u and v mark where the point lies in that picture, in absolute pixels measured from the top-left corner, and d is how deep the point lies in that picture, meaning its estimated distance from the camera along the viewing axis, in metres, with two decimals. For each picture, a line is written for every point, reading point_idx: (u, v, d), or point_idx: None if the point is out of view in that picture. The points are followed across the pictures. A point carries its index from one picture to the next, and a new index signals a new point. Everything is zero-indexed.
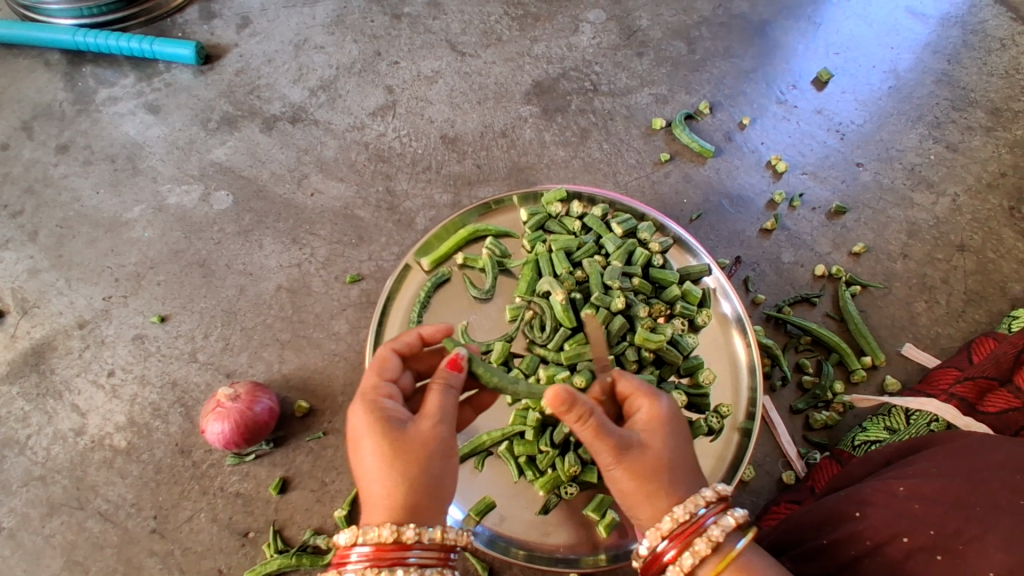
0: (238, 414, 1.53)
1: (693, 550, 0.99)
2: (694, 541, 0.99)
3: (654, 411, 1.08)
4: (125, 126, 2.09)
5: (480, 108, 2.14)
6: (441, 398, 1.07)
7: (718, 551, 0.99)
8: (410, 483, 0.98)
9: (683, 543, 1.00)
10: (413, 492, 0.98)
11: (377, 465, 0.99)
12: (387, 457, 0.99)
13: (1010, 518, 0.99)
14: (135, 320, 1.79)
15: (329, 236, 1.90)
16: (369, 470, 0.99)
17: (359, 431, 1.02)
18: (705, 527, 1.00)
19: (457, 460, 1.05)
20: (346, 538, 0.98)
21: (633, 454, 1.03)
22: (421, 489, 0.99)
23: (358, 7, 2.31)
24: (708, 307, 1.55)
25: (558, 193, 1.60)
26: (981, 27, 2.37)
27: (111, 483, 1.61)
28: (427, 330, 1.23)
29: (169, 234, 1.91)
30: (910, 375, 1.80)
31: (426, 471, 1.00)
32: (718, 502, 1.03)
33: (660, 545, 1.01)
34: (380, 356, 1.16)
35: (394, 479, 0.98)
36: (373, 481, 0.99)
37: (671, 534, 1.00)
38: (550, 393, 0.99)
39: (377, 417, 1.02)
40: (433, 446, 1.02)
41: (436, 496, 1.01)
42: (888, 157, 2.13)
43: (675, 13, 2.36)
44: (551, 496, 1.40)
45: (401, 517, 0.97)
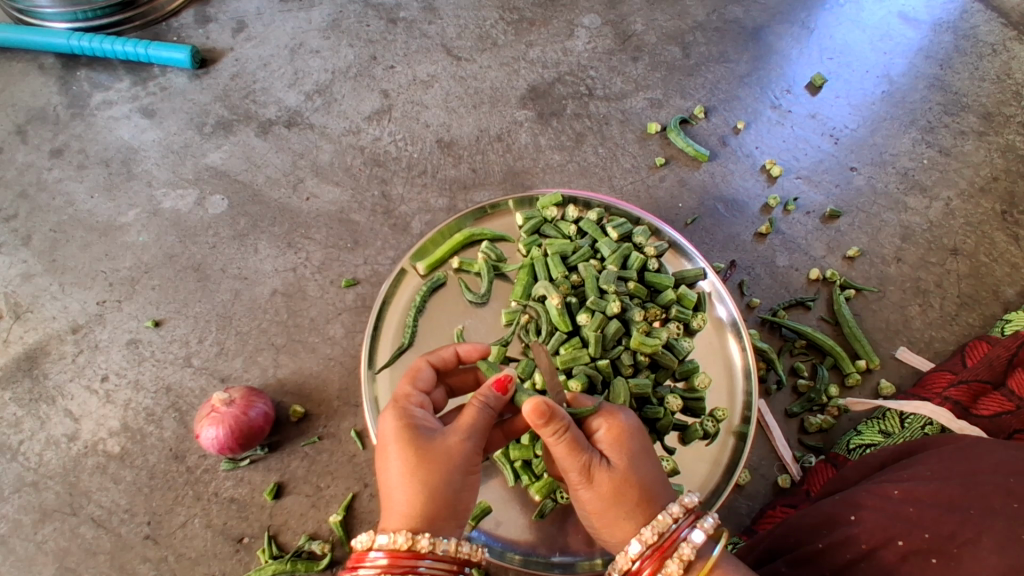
0: (233, 419, 1.52)
1: (666, 571, 0.99)
2: (668, 559, 0.99)
3: (616, 428, 1.08)
4: (119, 130, 2.08)
5: (475, 113, 2.15)
6: (477, 414, 1.06)
7: (692, 568, 0.99)
8: (428, 492, 0.98)
9: (657, 561, 1.00)
10: (431, 501, 0.97)
11: (400, 471, 0.99)
12: (411, 463, 0.99)
13: (1001, 520, 0.99)
14: (130, 325, 1.79)
15: (324, 240, 1.90)
16: (392, 477, 0.99)
17: (387, 437, 1.04)
18: (677, 545, 1.00)
19: (478, 477, 1.05)
20: (362, 542, 0.96)
21: (601, 475, 1.03)
22: (439, 499, 0.98)
23: (354, 12, 2.32)
24: (703, 311, 1.55)
25: (554, 197, 1.61)
26: (973, 32, 2.39)
27: (104, 489, 1.60)
28: (462, 349, 1.28)
29: (164, 238, 1.90)
30: (904, 379, 1.81)
31: (446, 482, 0.99)
32: (689, 513, 1.03)
33: (633, 565, 1.01)
34: (416, 367, 1.19)
35: (415, 486, 0.98)
36: (394, 488, 0.99)
37: (642, 555, 1.01)
38: (529, 407, 0.97)
39: (406, 425, 1.04)
40: (458, 459, 1.01)
41: (453, 510, 0.99)
42: (881, 162, 2.14)
43: (670, 19, 2.37)
44: (547, 501, 1.40)
45: (417, 525, 0.96)
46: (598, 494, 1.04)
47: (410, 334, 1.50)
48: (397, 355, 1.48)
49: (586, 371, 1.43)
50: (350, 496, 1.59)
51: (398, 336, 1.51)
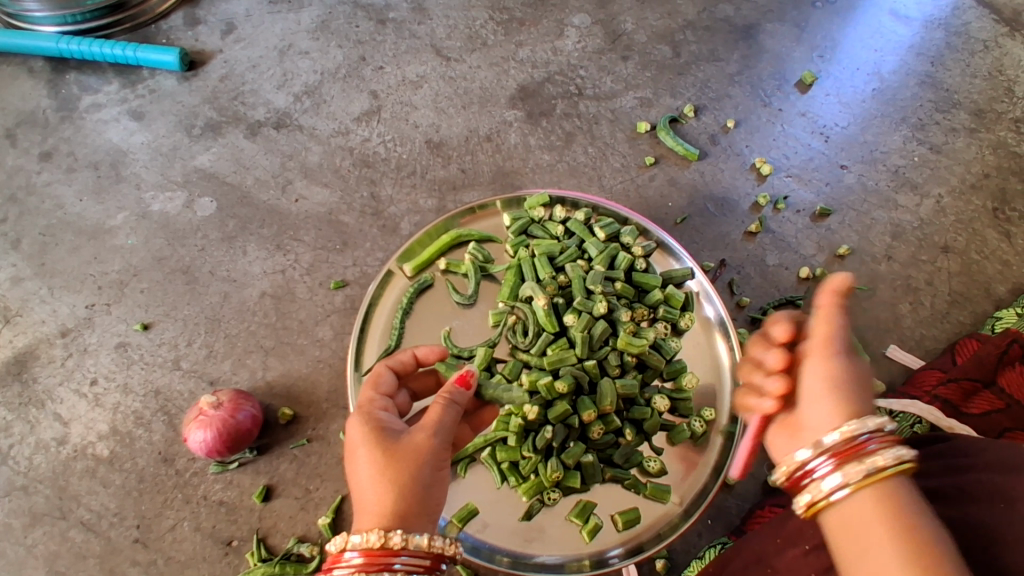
0: (220, 422, 1.52)
1: (852, 470, 0.88)
2: (854, 462, 0.88)
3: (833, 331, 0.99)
4: (109, 133, 2.08)
5: (465, 113, 2.15)
6: (443, 411, 1.07)
7: (875, 478, 0.87)
8: (400, 489, 0.98)
9: (841, 462, 0.89)
10: (401, 499, 0.98)
11: (369, 472, 0.99)
12: (379, 463, 0.99)
13: (984, 521, 0.94)
14: (119, 328, 1.79)
15: (313, 242, 1.90)
16: (362, 479, 1.00)
17: (355, 442, 1.05)
18: (868, 451, 0.88)
19: (447, 473, 1.05)
20: (335, 545, 0.96)
21: (841, 372, 0.94)
22: (409, 496, 0.98)
23: (343, 12, 2.31)
24: (691, 311, 1.55)
25: (541, 198, 1.61)
26: (964, 29, 2.39)
27: (93, 493, 1.60)
28: (420, 352, 1.32)
29: (153, 241, 1.90)
30: (895, 377, 1.80)
31: (415, 478, 1.00)
32: (885, 433, 0.90)
33: (809, 463, 0.92)
34: (377, 373, 1.22)
35: (384, 484, 0.98)
36: (365, 490, 0.99)
37: (828, 450, 0.90)
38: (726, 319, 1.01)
39: (373, 427, 1.05)
40: (426, 456, 1.02)
41: (424, 505, 1.00)
42: (872, 159, 2.14)
43: (660, 17, 2.37)
44: (534, 502, 1.40)
45: (390, 523, 0.95)
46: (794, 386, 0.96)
47: (397, 335, 1.50)
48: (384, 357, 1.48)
49: (574, 370, 1.42)
50: (339, 498, 1.59)
51: (385, 337, 1.51)
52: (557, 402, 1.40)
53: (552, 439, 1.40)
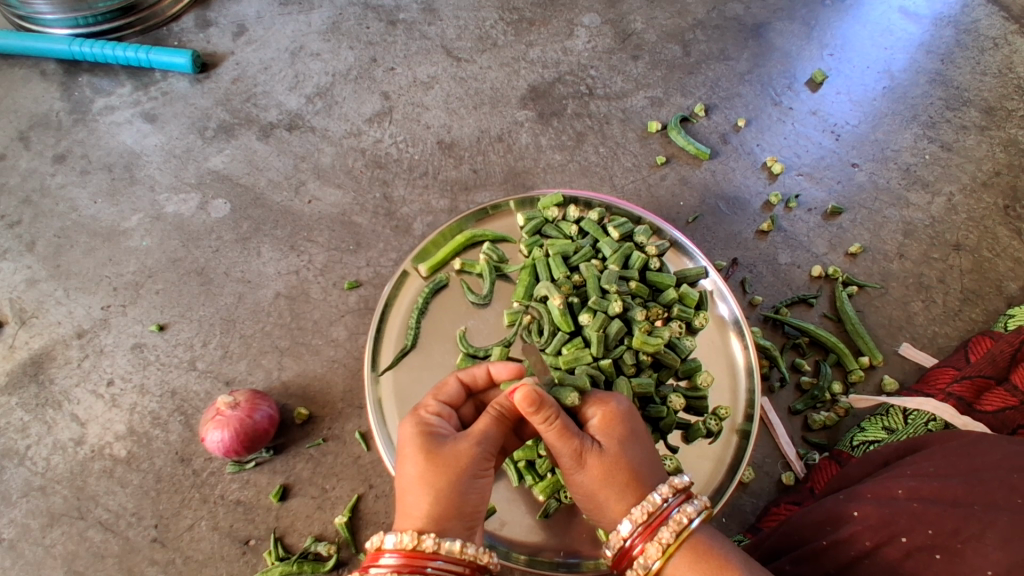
0: (238, 422, 1.53)
1: (658, 540, 0.99)
2: (659, 531, 1.00)
3: (609, 414, 1.10)
4: (122, 135, 2.09)
5: (476, 113, 2.15)
6: (489, 424, 1.08)
7: (677, 542, 0.99)
8: (441, 496, 0.99)
9: (645, 538, 1.00)
10: (441, 505, 0.98)
11: (413, 474, 1.01)
12: (423, 468, 1.01)
13: (1005, 516, 0.99)
14: (135, 329, 1.80)
15: (327, 243, 1.91)
16: (406, 480, 1.02)
17: (403, 443, 1.06)
18: (669, 516, 1.00)
19: (488, 482, 1.05)
20: (375, 542, 0.97)
21: (593, 458, 1.05)
22: (449, 503, 0.99)
23: (354, 14, 2.32)
24: (705, 310, 1.55)
25: (555, 198, 1.61)
26: (974, 26, 2.38)
27: (111, 493, 1.61)
28: (496, 367, 1.21)
29: (168, 243, 1.91)
30: (908, 375, 1.80)
31: (456, 485, 1.00)
32: (677, 493, 1.03)
33: (626, 544, 1.02)
34: (445, 383, 1.18)
35: (425, 488, 0.99)
36: (409, 492, 1.01)
37: (633, 533, 1.01)
38: (519, 395, 0.99)
39: (421, 430, 1.07)
40: (468, 463, 1.02)
41: (464, 512, 1.00)
42: (883, 157, 2.14)
43: (669, 17, 2.37)
44: (551, 501, 1.39)
45: (429, 527, 0.97)
46: (587, 479, 1.05)
47: (413, 335, 1.50)
48: (401, 356, 1.49)
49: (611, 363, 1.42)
50: (355, 498, 1.60)
51: (400, 338, 1.50)
52: None
53: None
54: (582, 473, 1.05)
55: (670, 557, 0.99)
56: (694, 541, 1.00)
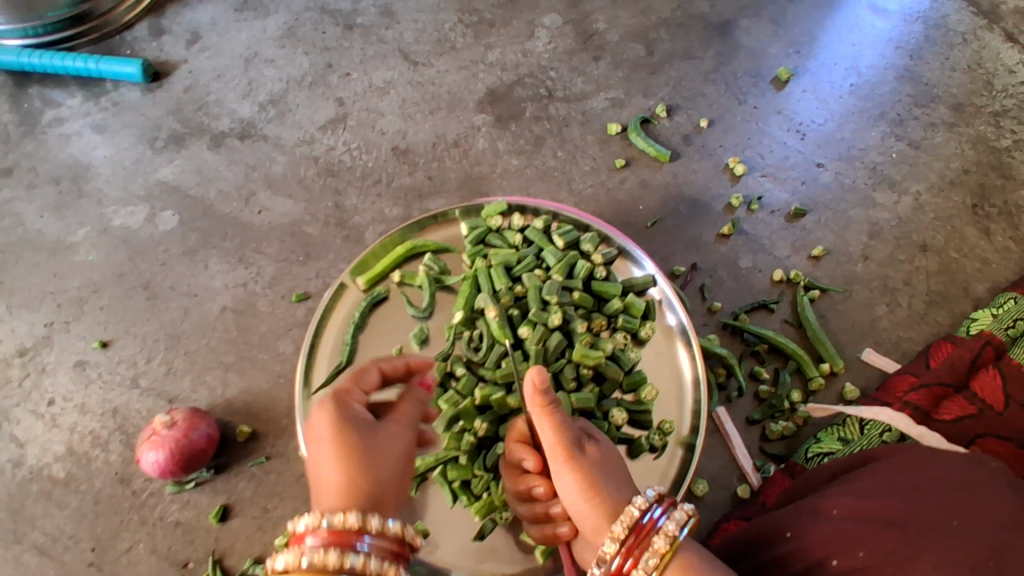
0: (173, 442, 1.49)
1: (663, 531, 1.00)
2: (663, 522, 1.01)
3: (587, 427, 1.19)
4: (70, 147, 2.05)
5: (432, 118, 2.11)
6: (405, 421, 1.19)
7: (674, 547, 0.98)
8: (364, 476, 1.04)
9: (636, 551, 0.98)
10: (369, 485, 1.03)
11: (334, 457, 1.06)
12: (347, 448, 1.07)
13: (940, 539, 1.00)
14: (77, 346, 1.76)
15: (276, 254, 1.87)
16: (325, 462, 1.06)
17: (321, 431, 1.11)
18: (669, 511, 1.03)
19: (405, 471, 1.13)
20: (298, 523, 0.97)
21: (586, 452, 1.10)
22: (376, 484, 1.04)
23: (310, 19, 2.28)
24: (652, 320, 1.50)
25: (498, 206, 1.56)
26: (944, 21, 2.32)
27: (49, 515, 1.58)
28: (413, 361, 1.35)
29: (113, 257, 1.87)
30: (870, 381, 1.75)
31: (379, 469, 1.07)
32: (662, 501, 1.05)
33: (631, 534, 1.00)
34: (361, 374, 1.26)
35: (349, 468, 1.04)
36: (329, 471, 1.04)
37: (636, 526, 1.00)
38: (536, 370, 1.06)
39: (340, 418, 1.13)
40: (388, 451, 1.11)
41: (382, 491, 1.04)
42: (849, 157, 2.08)
43: (633, 15, 2.32)
44: (486, 522, 1.34)
45: (348, 505, 0.99)
46: (577, 475, 1.07)
47: (349, 352, 1.46)
48: (335, 374, 1.44)
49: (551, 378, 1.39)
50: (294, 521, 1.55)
51: (335, 356, 1.46)
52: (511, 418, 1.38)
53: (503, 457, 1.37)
54: (572, 470, 1.07)
55: (669, 560, 0.98)
56: (682, 554, 1.00)
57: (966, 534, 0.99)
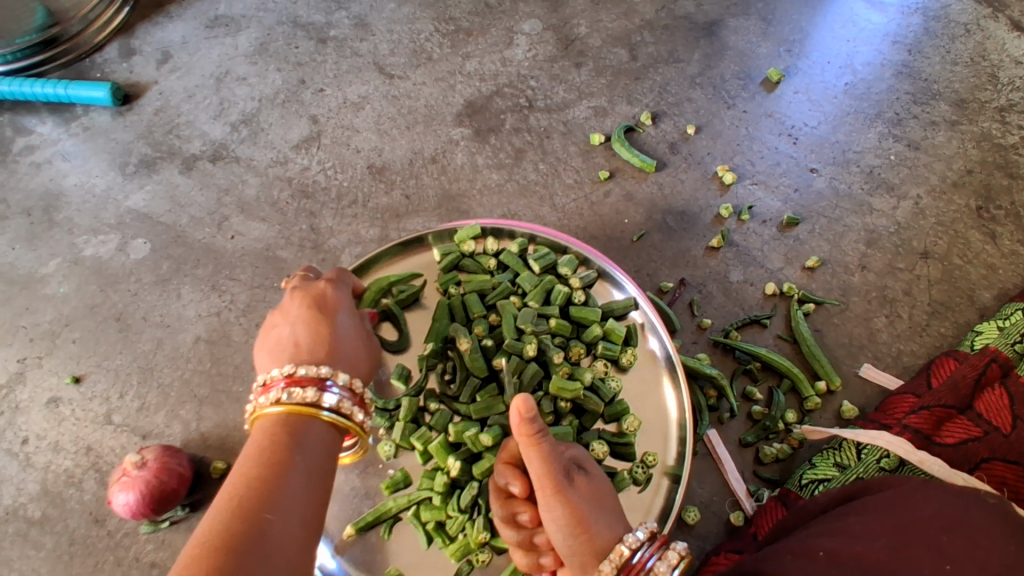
0: (144, 483, 1.45)
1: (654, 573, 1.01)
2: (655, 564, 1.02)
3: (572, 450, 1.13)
4: (41, 175, 2.01)
5: (408, 134, 2.05)
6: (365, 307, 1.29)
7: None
8: (330, 337, 1.15)
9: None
10: (334, 343, 1.14)
11: (302, 325, 1.15)
12: (314, 319, 1.16)
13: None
14: (50, 382, 1.72)
15: (250, 281, 1.82)
16: (294, 329, 1.15)
17: (288, 306, 1.18)
18: (658, 555, 1.03)
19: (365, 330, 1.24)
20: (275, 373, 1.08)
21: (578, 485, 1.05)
22: (340, 344, 1.15)
23: (282, 33, 2.22)
24: (634, 346, 1.44)
25: (471, 230, 1.49)
26: (944, 12, 2.22)
27: (24, 557, 1.55)
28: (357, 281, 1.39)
29: (85, 288, 1.83)
30: (870, 399, 1.67)
31: (345, 335, 1.17)
32: (653, 539, 1.06)
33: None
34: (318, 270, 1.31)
35: (317, 331, 1.14)
36: (298, 334, 1.14)
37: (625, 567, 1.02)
38: (521, 401, 0.94)
39: (307, 294, 1.21)
40: (353, 324, 1.21)
41: (349, 348, 1.16)
42: (844, 160, 1.99)
43: (615, 18, 2.24)
44: (462, 565, 1.28)
45: (316, 350, 1.12)
46: (567, 511, 1.03)
47: None
48: None
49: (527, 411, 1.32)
50: None
51: None
52: (484, 457, 1.32)
53: (479, 496, 1.30)
54: (565, 507, 1.03)
55: None
56: None
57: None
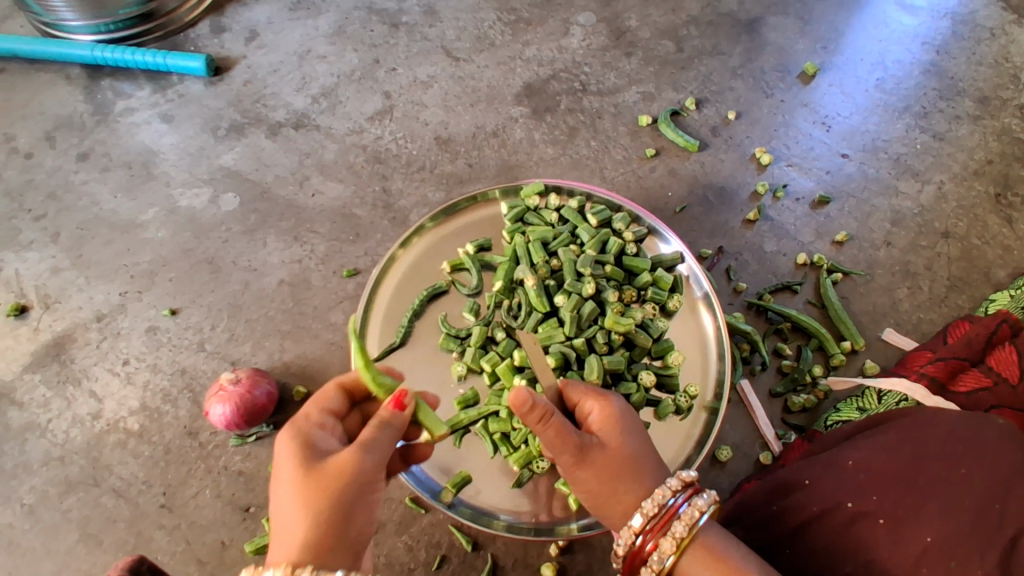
0: (238, 397, 1.64)
1: (671, 533, 1.08)
2: (672, 525, 1.08)
3: (604, 413, 1.20)
4: (140, 134, 2.23)
5: (472, 110, 2.24)
6: (378, 432, 1.12)
7: (685, 544, 1.07)
8: (314, 518, 1.01)
9: (658, 534, 1.08)
10: (320, 530, 1.01)
11: (282, 499, 1.03)
12: (295, 483, 1.03)
13: (949, 489, 1.07)
14: (148, 314, 1.93)
15: (328, 234, 2.02)
16: (277, 506, 1.04)
17: (279, 462, 1.08)
18: (676, 516, 1.09)
19: (372, 492, 1.07)
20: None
21: (594, 452, 1.16)
22: (326, 528, 1.01)
23: (359, 18, 2.44)
24: (680, 293, 1.60)
25: (536, 187, 1.67)
26: (972, 17, 2.38)
27: (125, 462, 1.75)
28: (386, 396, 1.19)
29: (180, 234, 2.04)
30: (890, 360, 1.83)
31: (336, 506, 1.03)
32: (685, 489, 1.12)
33: (638, 540, 1.10)
34: (325, 391, 1.22)
35: (297, 511, 1.01)
36: (280, 519, 1.03)
37: (645, 528, 1.09)
38: (513, 396, 1.10)
39: (298, 445, 1.08)
40: (349, 475, 1.05)
41: (336, 528, 1.02)
42: (873, 148, 2.16)
43: (664, 14, 2.43)
44: (524, 471, 1.45)
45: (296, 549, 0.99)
46: (588, 474, 1.16)
47: (403, 333, 1.57)
48: (388, 351, 1.55)
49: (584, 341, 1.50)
50: None
51: (389, 335, 1.57)
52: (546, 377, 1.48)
53: None
54: (584, 472, 1.15)
55: (683, 552, 1.08)
56: (700, 540, 1.08)
57: (975, 481, 1.07)
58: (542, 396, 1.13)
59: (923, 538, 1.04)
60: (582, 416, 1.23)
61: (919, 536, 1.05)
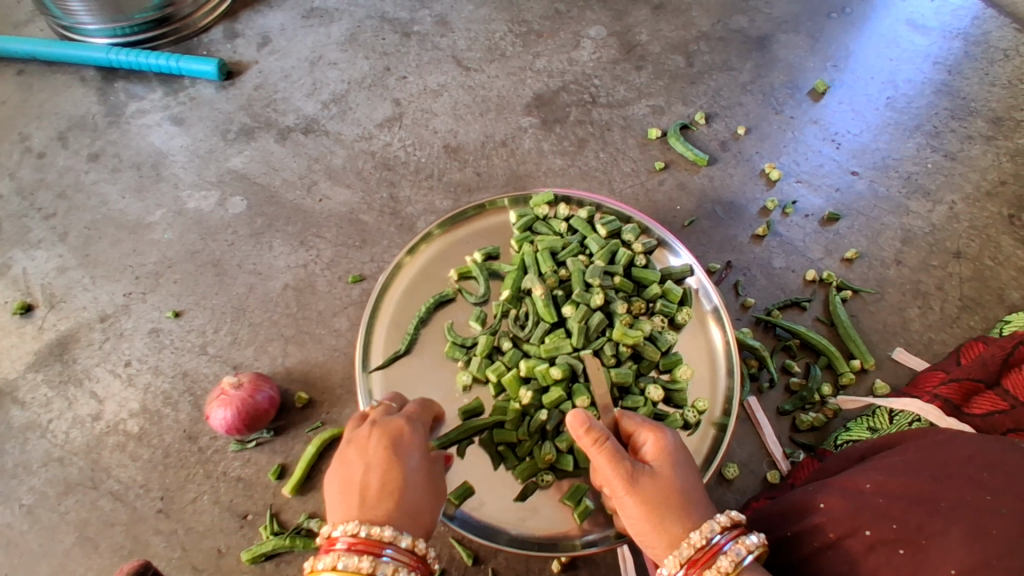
0: (240, 401, 1.62)
1: (716, 567, 1.03)
2: (717, 559, 1.04)
3: (660, 443, 1.17)
4: (150, 136, 2.24)
5: (482, 120, 2.24)
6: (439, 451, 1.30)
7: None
8: (430, 505, 1.14)
9: (701, 567, 1.04)
10: (430, 512, 1.14)
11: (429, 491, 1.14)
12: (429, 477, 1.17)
13: (973, 515, 1.03)
14: (152, 315, 1.92)
15: (334, 239, 2.01)
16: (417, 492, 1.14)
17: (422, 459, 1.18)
18: (722, 552, 1.04)
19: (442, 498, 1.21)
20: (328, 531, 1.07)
21: (643, 480, 1.12)
22: (427, 509, 1.14)
23: (371, 26, 2.45)
24: (689, 306, 1.58)
25: (546, 196, 1.66)
26: (985, 38, 2.38)
27: (124, 465, 1.72)
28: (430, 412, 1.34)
29: (187, 236, 2.04)
30: (901, 380, 1.81)
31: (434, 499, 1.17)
32: (733, 528, 1.08)
33: (680, 572, 1.05)
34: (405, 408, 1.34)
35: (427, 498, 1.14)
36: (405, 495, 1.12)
37: (688, 560, 1.05)
38: (571, 416, 1.13)
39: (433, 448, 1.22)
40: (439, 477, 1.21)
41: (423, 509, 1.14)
42: (884, 166, 2.15)
43: (674, 29, 2.43)
44: (529, 484, 1.44)
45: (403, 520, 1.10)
46: (637, 501, 1.10)
47: (409, 340, 1.55)
48: (394, 358, 1.53)
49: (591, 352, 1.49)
50: None
51: (395, 342, 1.55)
52: (552, 388, 1.48)
53: (547, 423, 1.48)
54: (632, 499, 1.11)
55: None
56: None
57: (1001, 508, 1.03)
58: (598, 420, 1.14)
59: (945, 568, 1.01)
60: (637, 448, 1.20)
61: (942, 566, 1.01)
